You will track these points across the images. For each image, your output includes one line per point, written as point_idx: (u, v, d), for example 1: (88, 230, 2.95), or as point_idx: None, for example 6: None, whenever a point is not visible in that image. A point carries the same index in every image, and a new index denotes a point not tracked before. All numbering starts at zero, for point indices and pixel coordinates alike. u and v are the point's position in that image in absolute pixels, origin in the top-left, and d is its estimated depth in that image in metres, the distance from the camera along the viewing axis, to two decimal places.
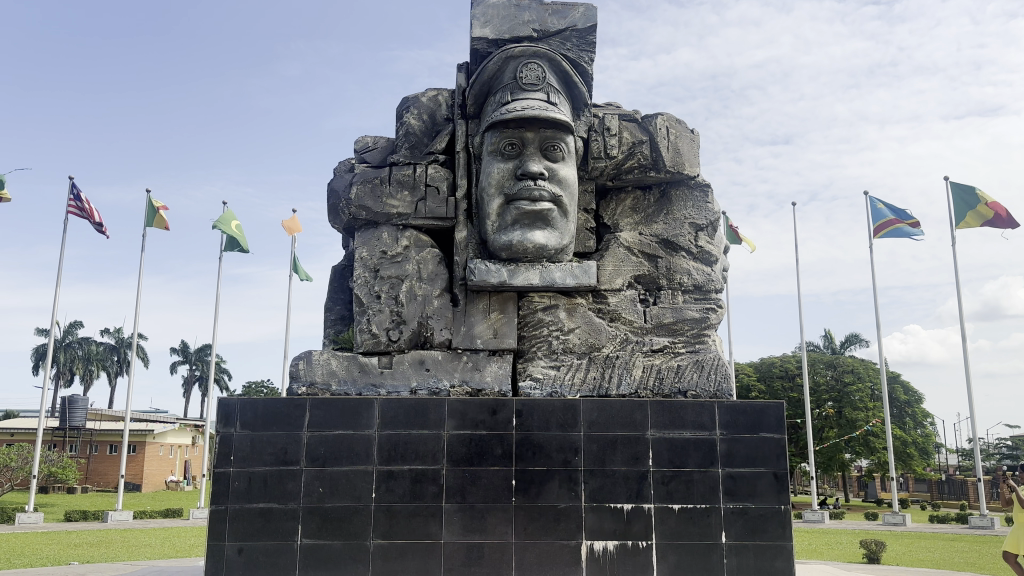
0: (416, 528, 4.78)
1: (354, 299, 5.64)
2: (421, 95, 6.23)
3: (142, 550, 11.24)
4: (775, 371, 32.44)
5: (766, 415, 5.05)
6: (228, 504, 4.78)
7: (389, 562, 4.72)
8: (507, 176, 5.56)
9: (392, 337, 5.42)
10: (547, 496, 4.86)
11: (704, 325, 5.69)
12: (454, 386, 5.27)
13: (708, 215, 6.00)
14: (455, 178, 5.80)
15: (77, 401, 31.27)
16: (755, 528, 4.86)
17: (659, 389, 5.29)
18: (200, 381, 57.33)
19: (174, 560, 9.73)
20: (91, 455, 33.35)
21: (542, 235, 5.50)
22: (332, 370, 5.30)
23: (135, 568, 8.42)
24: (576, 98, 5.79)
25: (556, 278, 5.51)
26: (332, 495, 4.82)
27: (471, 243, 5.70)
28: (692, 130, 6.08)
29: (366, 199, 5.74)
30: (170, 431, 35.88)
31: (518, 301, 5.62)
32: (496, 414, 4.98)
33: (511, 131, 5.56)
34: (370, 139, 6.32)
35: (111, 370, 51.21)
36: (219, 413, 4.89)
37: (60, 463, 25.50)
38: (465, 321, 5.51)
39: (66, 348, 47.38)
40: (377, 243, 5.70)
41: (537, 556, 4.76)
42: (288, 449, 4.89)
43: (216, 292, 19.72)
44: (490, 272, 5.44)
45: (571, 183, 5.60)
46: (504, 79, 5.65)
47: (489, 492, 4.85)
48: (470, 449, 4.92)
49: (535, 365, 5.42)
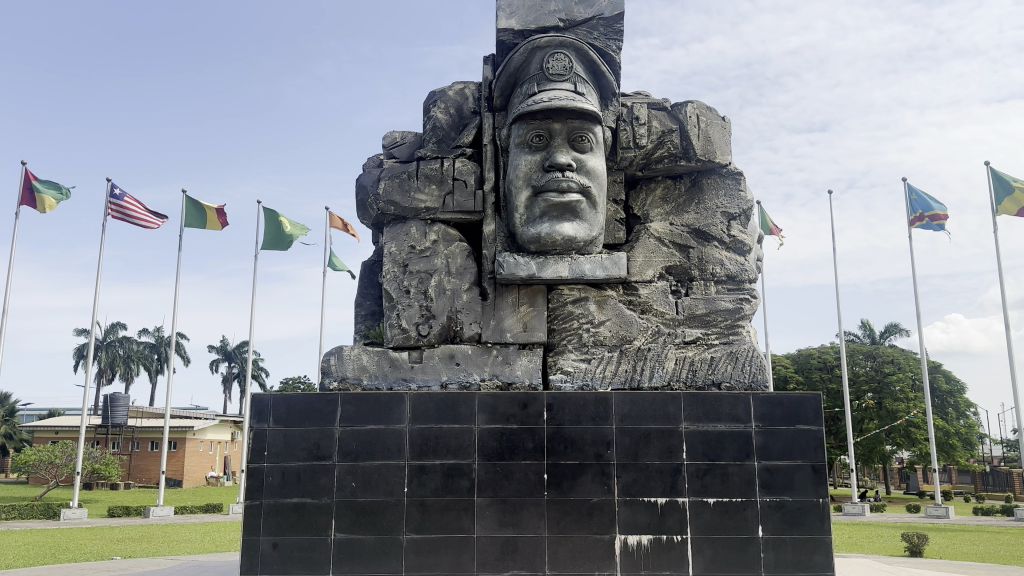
0: (449, 522, 4.77)
1: (384, 295, 5.65)
2: (448, 89, 6.22)
3: (182, 544, 11.42)
4: (813, 362, 32.02)
5: (802, 407, 4.94)
6: (263, 499, 4.82)
7: (422, 556, 4.72)
8: (535, 169, 5.50)
9: (421, 332, 5.42)
10: (580, 490, 4.81)
11: (738, 316, 5.58)
12: (484, 380, 5.25)
13: (741, 204, 5.89)
14: (483, 171, 5.78)
15: (118, 399, 31.90)
16: (793, 521, 4.77)
17: (692, 381, 5.21)
18: (239, 378, 58.21)
19: (214, 553, 9.83)
20: (133, 452, 34.12)
21: (571, 228, 5.44)
22: (362, 366, 5.32)
23: (177, 563, 8.50)
24: (604, 88, 5.72)
25: (585, 270, 5.44)
26: (365, 489, 4.84)
27: (501, 236, 5.66)
28: (723, 117, 5.98)
29: (393, 194, 5.73)
30: (210, 428, 36.49)
31: (547, 294, 5.57)
32: (527, 408, 4.94)
33: (539, 123, 5.50)
34: (398, 134, 6.33)
35: (152, 368, 52.25)
36: (253, 410, 4.92)
37: (102, 460, 26.05)
38: (494, 315, 5.48)
39: (108, 347, 48.56)
40: (405, 238, 5.69)
41: (571, 550, 4.72)
42: (321, 444, 4.91)
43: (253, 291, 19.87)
44: (519, 266, 5.39)
45: (600, 174, 5.53)
46: (530, 70, 5.59)
47: (521, 487, 4.82)
48: (502, 443, 4.89)
49: (565, 359, 5.37)
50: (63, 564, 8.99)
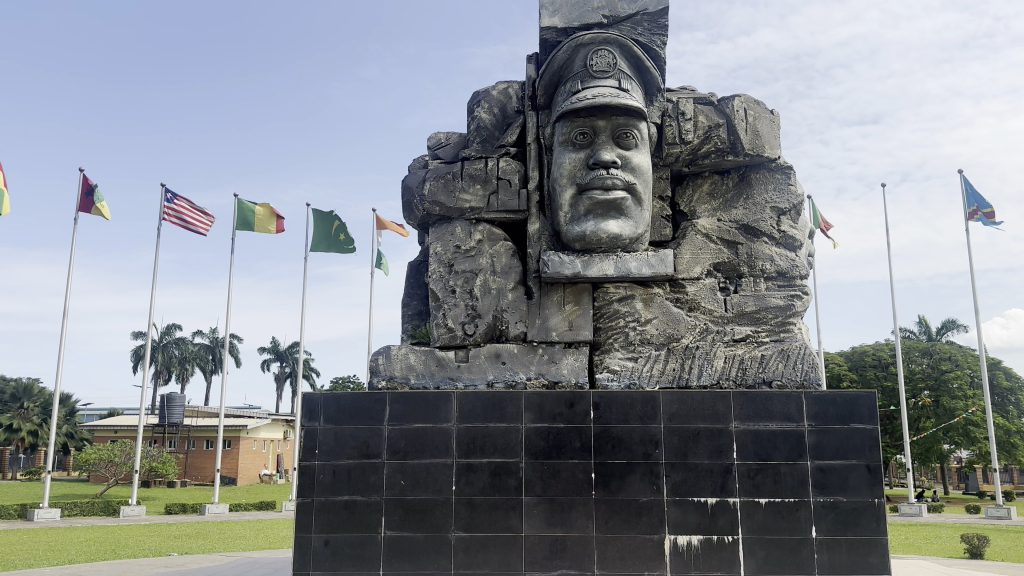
0: (497, 521, 4.78)
1: (431, 295, 5.69)
2: (492, 89, 6.23)
3: (236, 541, 11.69)
4: (867, 360, 31.23)
5: (856, 405, 4.82)
6: (314, 497, 4.89)
7: (471, 554, 4.74)
8: (580, 166, 5.48)
9: (467, 331, 5.44)
10: (629, 490, 4.77)
11: (789, 313, 5.47)
12: (531, 379, 5.24)
13: (791, 199, 5.78)
14: (527, 170, 5.77)
15: (175, 399, 32.80)
16: (847, 522, 4.66)
17: (742, 379, 5.13)
18: (290, 377, 59.35)
19: (267, 550, 10.03)
20: (189, 450, 35.07)
21: (616, 225, 5.40)
22: (410, 365, 5.36)
23: (232, 559, 8.71)
24: (649, 84, 5.66)
25: (632, 267, 5.39)
26: (414, 487, 4.87)
27: (545, 235, 5.65)
28: (771, 110, 5.87)
29: (438, 195, 5.77)
30: (263, 426, 37.29)
31: (593, 292, 5.54)
32: (574, 406, 4.92)
33: (583, 120, 5.47)
34: (443, 135, 6.36)
35: (207, 368, 53.63)
36: (304, 409, 5.01)
37: (160, 458, 26.83)
38: (539, 313, 5.47)
39: (164, 348, 50.01)
40: (450, 238, 5.73)
41: (620, 550, 4.69)
42: (370, 443, 4.97)
43: (303, 292, 20.24)
44: (564, 264, 5.37)
45: (645, 171, 5.48)
46: (574, 67, 5.56)
47: (569, 486, 4.81)
48: (548, 442, 4.88)
49: (612, 357, 5.33)
50: (124, 560, 9.28)
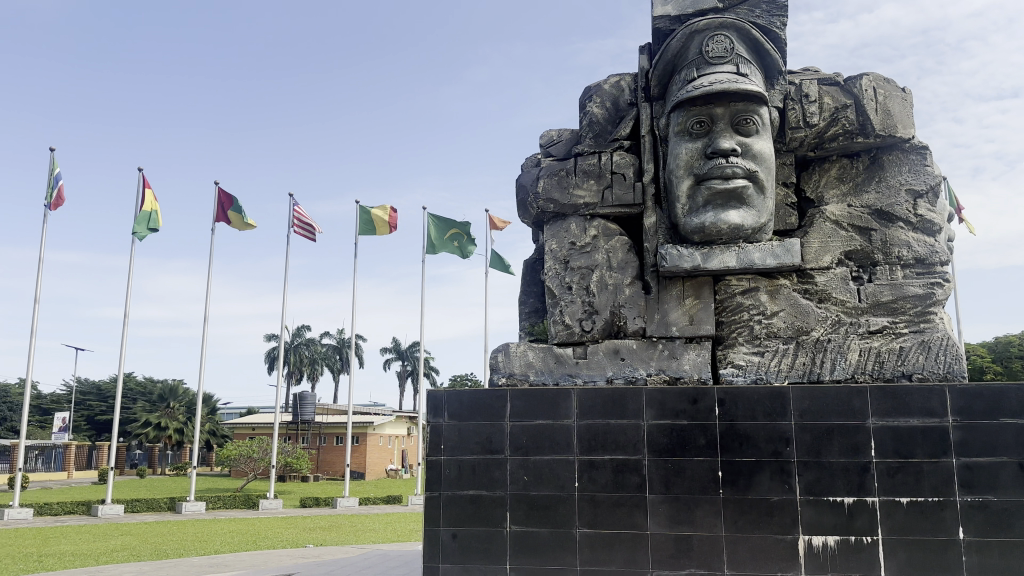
0: (622, 518, 4.73)
1: (548, 292, 5.70)
2: (603, 83, 6.17)
3: (367, 534, 12.15)
4: (1015, 351, 28.84)
5: (1008, 399, 4.44)
6: (441, 490, 5.01)
7: (596, 552, 4.72)
8: (697, 156, 5.33)
9: (585, 328, 5.41)
10: (758, 489, 4.61)
11: (929, 302, 5.11)
12: (651, 375, 5.16)
13: (929, 180, 5.40)
14: (642, 163, 5.68)
15: (306, 397, 34.55)
16: (999, 524, 4.31)
17: (878, 373, 4.84)
18: (411, 376, 61.20)
19: (396, 543, 10.37)
20: (321, 446, 36.84)
21: (738, 215, 5.23)
22: (529, 362, 5.39)
23: (363, 551, 9.05)
24: (769, 67, 5.44)
25: (755, 259, 5.20)
26: (537, 483, 4.90)
27: (662, 228, 5.54)
28: (902, 88, 5.51)
29: (552, 192, 5.78)
30: (388, 423, 38.63)
31: (714, 285, 5.37)
32: (697, 402, 4.80)
33: (700, 109, 5.31)
34: (555, 132, 6.35)
35: (334, 368, 56.17)
36: (429, 406, 5.15)
37: (294, 454, 28.31)
38: (659, 308, 5.36)
39: (296, 349, 52.78)
40: (565, 235, 5.71)
41: (750, 550, 4.53)
42: (492, 438, 5.04)
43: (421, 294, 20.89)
44: (683, 257, 5.25)
45: (767, 158, 5.26)
46: (688, 55, 5.41)
47: (694, 484, 4.69)
48: (672, 439, 4.78)
49: (736, 352, 5.17)
50: (263, 551, 9.89)
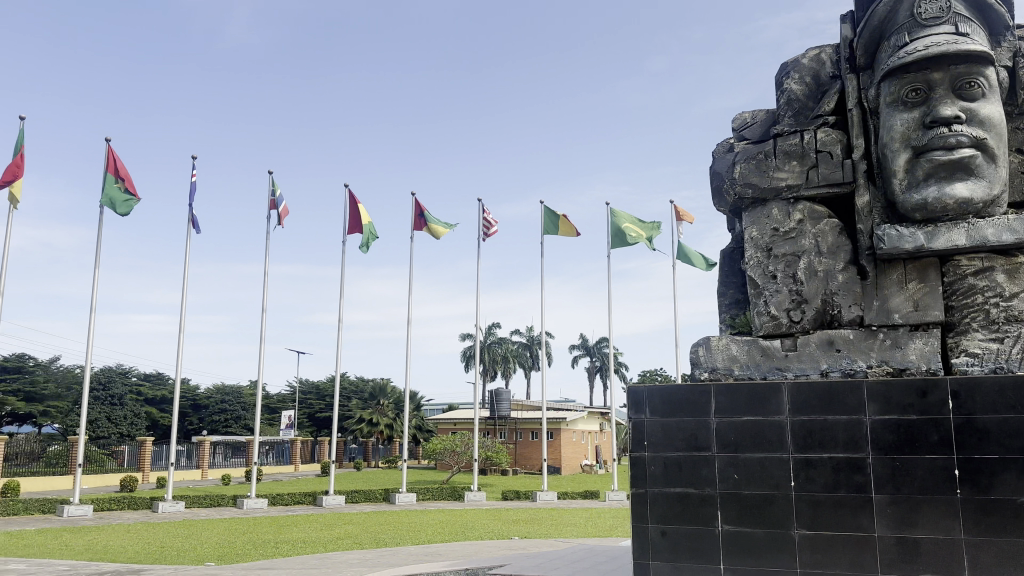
0: (845, 520, 4.46)
1: (750, 281, 5.50)
2: (801, 58, 5.82)
3: (569, 528, 12.35)
4: None
5: None
6: (647, 487, 4.99)
7: (816, 554, 4.49)
8: (914, 127, 4.89)
9: (794, 318, 5.17)
10: (1001, 490, 4.16)
11: None
12: (871, 367, 4.82)
13: None
14: (851, 139, 5.30)
15: (501, 394, 35.78)
16: None
17: None
18: (601, 371, 61.43)
19: (599, 538, 10.44)
20: (517, 441, 37.98)
21: (965, 187, 4.76)
22: (732, 356, 5.23)
23: (567, 545, 9.20)
24: (993, 23, 4.90)
25: (989, 234, 4.68)
26: (749, 481, 4.74)
27: (876, 207, 5.14)
28: None
29: (750, 177, 5.55)
30: (581, 418, 38.98)
31: (940, 266, 4.90)
32: (926, 396, 4.40)
33: (914, 75, 4.88)
34: (749, 115, 6.10)
35: (526, 364, 57.74)
36: (630, 401, 5.14)
37: (494, 448, 29.37)
38: (876, 294, 4.99)
39: (489, 348, 54.83)
40: (767, 221, 5.47)
41: (995, 557, 4.13)
42: (698, 435, 4.93)
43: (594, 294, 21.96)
44: (903, 237, 4.83)
45: (998, 122, 4.73)
46: (897, 19, 4.98)
47: (926, 484, 4.32)
48: (900, 435, 4.42)
49: (971, 338, 4.69)
50: (473, 542, 10.38)
